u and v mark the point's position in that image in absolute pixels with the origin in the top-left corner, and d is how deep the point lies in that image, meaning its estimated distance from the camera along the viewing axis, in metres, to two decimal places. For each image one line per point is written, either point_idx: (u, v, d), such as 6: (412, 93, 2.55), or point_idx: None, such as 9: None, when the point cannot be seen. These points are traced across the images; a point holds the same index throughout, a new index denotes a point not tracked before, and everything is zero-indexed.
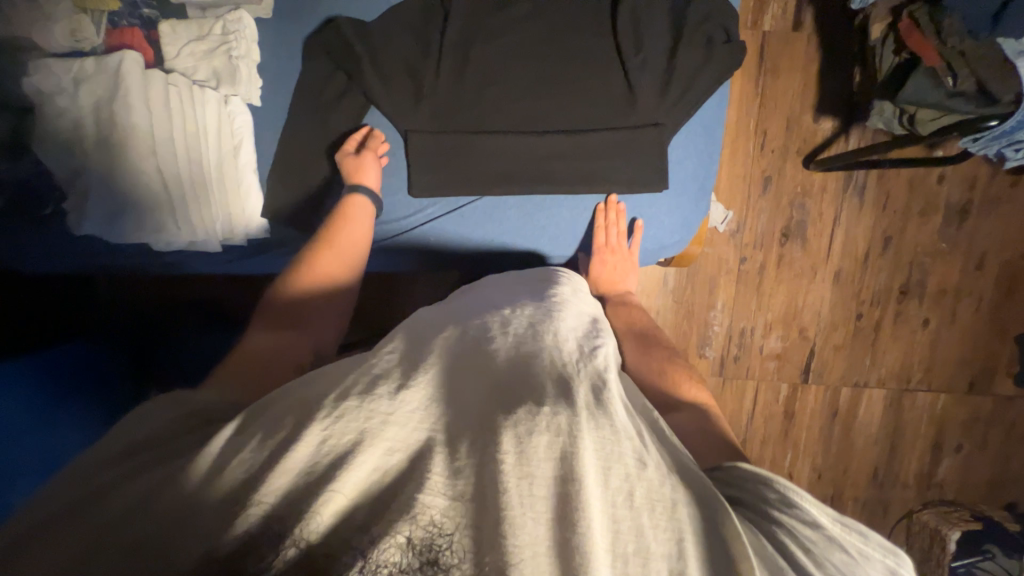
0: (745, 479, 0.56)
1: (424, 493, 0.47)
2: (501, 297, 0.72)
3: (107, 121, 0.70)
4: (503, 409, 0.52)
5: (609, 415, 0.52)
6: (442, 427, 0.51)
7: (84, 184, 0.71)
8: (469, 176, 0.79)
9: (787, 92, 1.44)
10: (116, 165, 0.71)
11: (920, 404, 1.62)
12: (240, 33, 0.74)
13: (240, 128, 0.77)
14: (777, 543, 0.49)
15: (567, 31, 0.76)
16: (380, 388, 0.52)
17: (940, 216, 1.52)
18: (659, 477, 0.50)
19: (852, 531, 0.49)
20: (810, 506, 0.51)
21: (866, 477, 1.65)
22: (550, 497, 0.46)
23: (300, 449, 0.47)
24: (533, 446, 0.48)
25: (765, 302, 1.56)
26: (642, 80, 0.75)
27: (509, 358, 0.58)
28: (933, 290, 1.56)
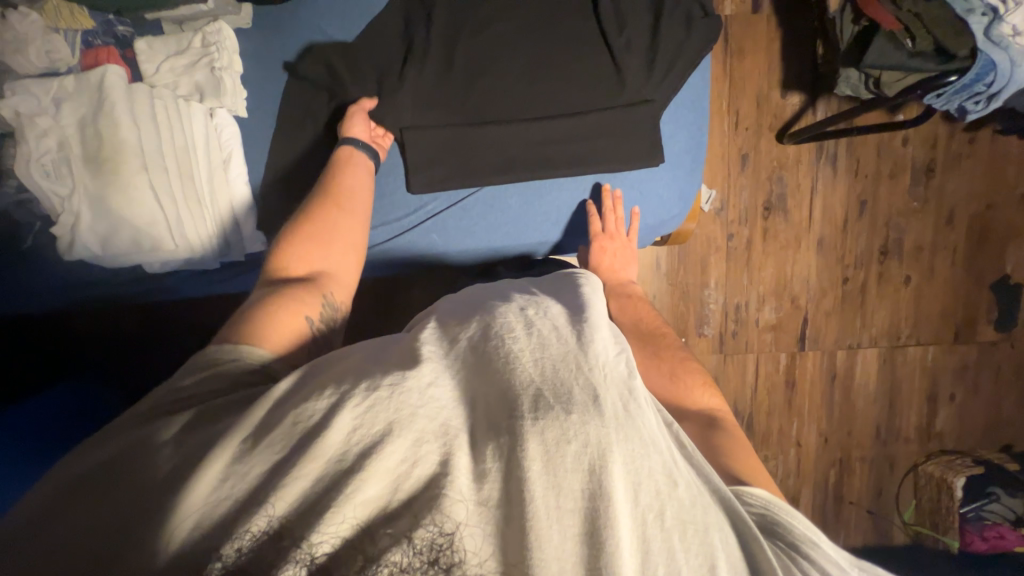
0: (760, 508, 0.55)
1: (445, 501, 0.44)
2: (525, 285, 0.68)
3: (95, 138, 0.69)
4: (529, 411, 0.48)
5: (639, 426, 0.49)
6: (465, 428, 0.48)
7: (72, 206, 0.69)
8: (468, 167, 0.79)
9: (754, 71, 1.50)
10: (105, 184, 0.69)
11: (911, 358, 1.68)
12: (220, 44, 0.72)
13: (229, 140, 0.76)
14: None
15: (550, 18, 0.78)
16: (410, 380, 0.50)
17: (909, 177, 1.59)
18: (691, 497, 0.47)
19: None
20: (830, 548, 0.52)
21: (870, 436, 1.69)
22: (578, 512, 0.44)
23: (332, 435, 0.47)
24: (562, 453, 0.45)
25: (755, 275, 1.60)
26: (628, 59, 0.77)
27: (535, 360, 0.51)
28: (910, 248, 1.63)
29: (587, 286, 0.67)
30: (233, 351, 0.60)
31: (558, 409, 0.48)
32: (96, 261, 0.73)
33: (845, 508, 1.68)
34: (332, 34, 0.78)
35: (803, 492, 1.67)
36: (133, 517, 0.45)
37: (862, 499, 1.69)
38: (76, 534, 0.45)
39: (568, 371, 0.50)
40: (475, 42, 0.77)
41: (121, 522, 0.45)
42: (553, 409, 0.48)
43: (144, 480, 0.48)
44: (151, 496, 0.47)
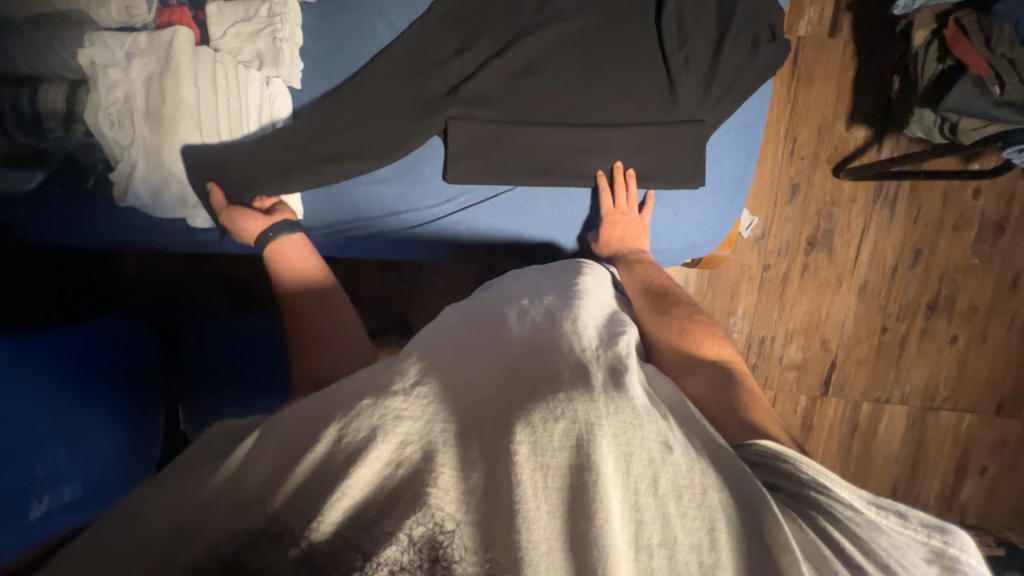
0: (764, 459, 0.54)
1: (434, 489, 0.47)
2: (525, 292, 0.72)
3: (158, 96, 0.73)
4: (517, 400, 0.52)
5: (628, 398, 0.52)
6: (455, 424, 0.51)
7: (131, 156, 0.75)
8: (506, 166, 0.79)
9: (820, 99, 1.43)
10: (163, 139, 0.75)
11: (944, 422, 1.58)
12: (285, 17, 0.74)
13: (279, 111, 0.78)
14: (819, 529, 0.47)
15: (612, 25, 0.76)
16: (395, 387, 0.53)
17: (974, 232, 1.48)
18: (686, 463, 0.49)
19: (887, 515, 0.48)
20: (841, 489, 0.49)
21: (885, 494, 1.62)
22: (565, 488, 0.47)
23: (319, 446, 0.49)
24: (547, 439, 0.48)
25: (787, 310, 1.54)
26: (684, 77, 0.75)
27: (526, 347, 0.59)
28: (963, 307, 1.52)
29: (582, 288, 0.72)
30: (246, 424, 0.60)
31: (546, 394, 0.52)
32: (144, 209, 0.80)
33: None
34: (391, 17, 0.79)
35: None
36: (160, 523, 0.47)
37: None
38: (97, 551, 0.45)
39: (558, 367, 0.56)
40: (530, 39, 0.76)
41: (147, 535, 0.46)
42: (539, 398, 0.52)
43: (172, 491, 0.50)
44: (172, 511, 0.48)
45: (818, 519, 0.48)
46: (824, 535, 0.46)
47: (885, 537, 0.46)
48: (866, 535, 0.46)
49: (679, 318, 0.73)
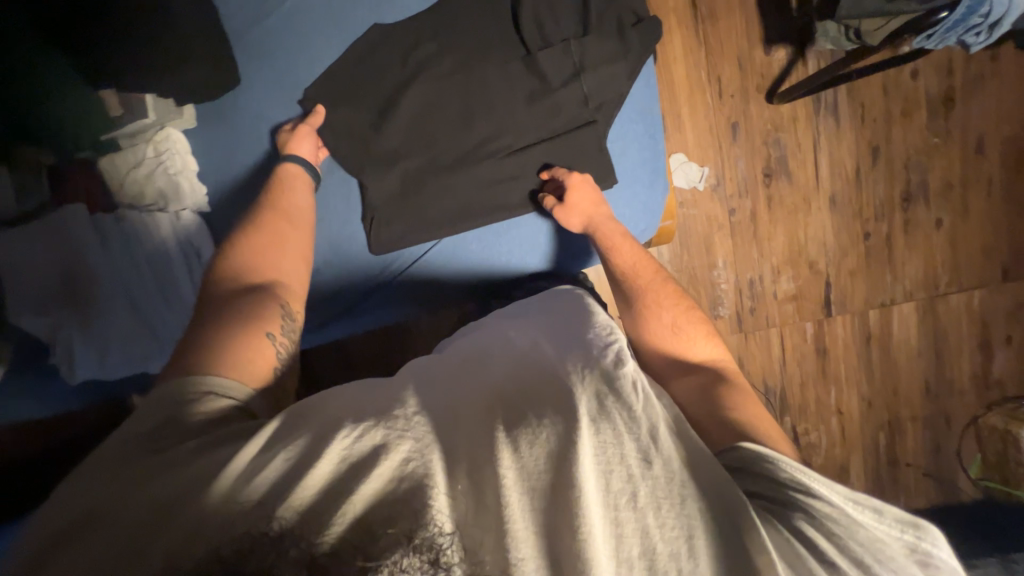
0: (752, 465, 0.54)
1: (429, 502, 0.46)
2: (512, 320, 0.74)
3: (73, 270, 0.73)
4: (503, 423, 0.52)
5: (613, 418, 0.52)
6: (446, 446, 0.51)
7: (65, 337, 0.73)
8: (423, 223, 0.80)
9: (730, 33, 1.41)
10: (92, 312, 0.74)
11: (955, 305, 1.55)
12: (172, 150, 0.78)
13: (197, 236, 0.80)
14: (800, 534, 0.48)
15: (479, 57, 0.77)
16: (396, 411, 0.53)
17: (925, 111, 1.44)
18: (665, 476, 0.49)
19: (864, 510, 0.49)
20: (820, 487, 0.50)
21: (919, 392, 1.60)
22: (552, 508, 0.47)
23: (321, 467, 0.48)
24: (529, 458, 0.49)
25: (765, 246, 1.52)
26: (565, 86, 0.76)
27: (513, 372, 0.60)
28: (938, 188, 1.49)
29: (575, 306, 0.73)
30: (202, 393, 0.56)
31: (531, 416, 0.52)
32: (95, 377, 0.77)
33: (901, 470, 1.62)
34: (275, 117, 0.81)
35: (853, 461, 1.61)
36: (167, 526, 0.46)
37: (919, 458, 1.61)
38: (106, 555, 0.45)
39: (546, 387, 0.56)
40: (410, 93, 0.77)
41: (149, 515, 0.47)
42: (525, 419, 0.52)
43: (169, 482, 0.48)
44: (162, 501, 0.47)
45: (795, 522, 0.49)
46: (798, 534, 0.48)
47: (858, 531, 0.48)
48: (846, 538, 0.48)
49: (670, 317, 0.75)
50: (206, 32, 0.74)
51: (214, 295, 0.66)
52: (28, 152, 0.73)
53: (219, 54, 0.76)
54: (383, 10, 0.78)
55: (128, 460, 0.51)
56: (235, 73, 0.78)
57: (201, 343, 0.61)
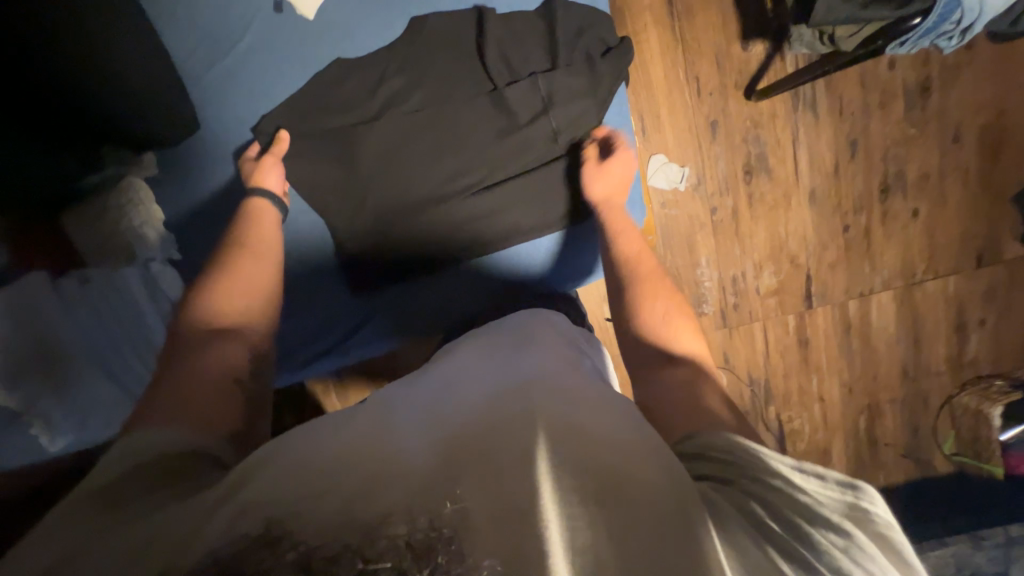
0: (700, 451, 0.52)
1: (390, 510, 0.41)
2: (474, 346, 0.72)
3: (46, 346, 0.75)
4: (460, 432, 0.49)
5: (570, 416, 0.50)
6: (402, 460, 0.46)
7: (42, 411, 0.75)
8: (405, 260, 0.83)
9: (707, 29, 1.38)
10: (67, 384, 0.76)
11: (931, 291, 1.59)
12: (136, 201, 0.80)
13: (168, 287, 0.81)
14: (752, 514, 0.45)
15: (451, 100, 0.80)
16: (348, 439, 0.50)
17: (901, 103, 1.45)
18: (634, 460, 0.46)
19: (809, 477, 0.47)
20: (764, 458, 0.48)
21: (897, 376, 1.65)
22: (522, 498, 0.41)
23: (271, 494, 0.44)
24: (492, 463, 0.44)
25: (747, 243, 1.53)
26: (532, 123, 0.81)
27: (472, 389, 0.57)
28: (914, 178, 1.50)
29: (535, 323, 0.73)
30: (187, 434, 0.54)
31: (490, 421, 0.49)
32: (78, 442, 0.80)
33: (881, 450, 1.68)
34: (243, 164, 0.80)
35: (835, 443, 1.68)
36: (165, 541, 0.41)
37: (897, 438, 1.68)
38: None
39: (510, 394, 0.53)
40: (377, 127, 0.79)
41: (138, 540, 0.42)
42: (482, 425, 0.49)
43: (164, 515, 0.44)
44: (158, 526, 0.43)
45: (746, 500, 0.46)
46: (753, 515, 0.45)
47: (810, 499, 0.45)
48: (801, 507, 0.44)
49: (660, 304, 0.75)
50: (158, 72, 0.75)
51: (183, 329, 0.67)
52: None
53: (178, 105, 0.77)
54: (345, 47, 0.80)
55: (115, 494, 0.47)
56: (194, 117, 0.79)
57: (176, 368, 0.62)
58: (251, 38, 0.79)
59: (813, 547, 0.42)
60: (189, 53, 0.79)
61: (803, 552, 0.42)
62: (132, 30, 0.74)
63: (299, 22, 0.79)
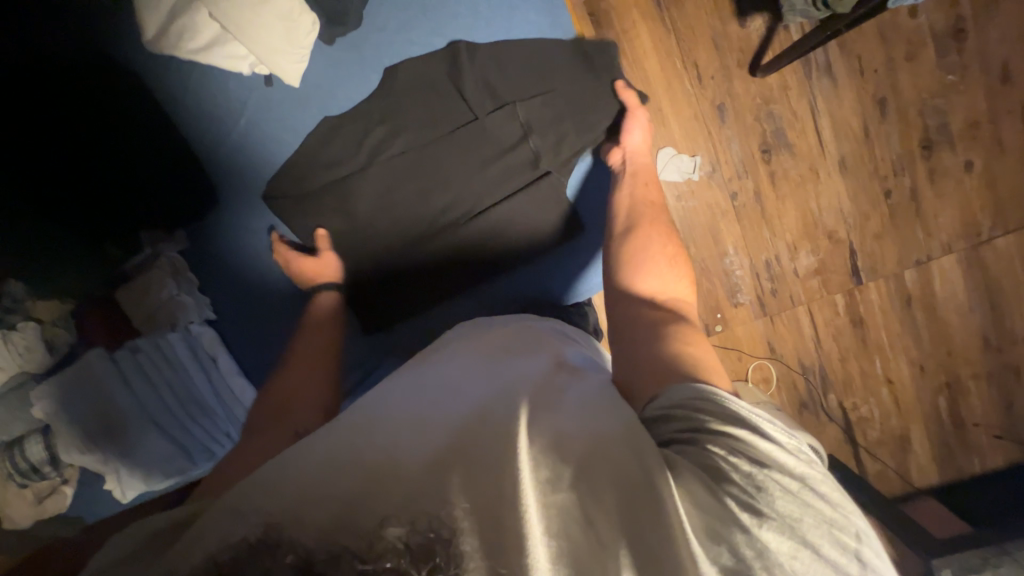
0: (671, 405, 0.54)
1: (383, 510, 0.43)
2: (454, 351, 0.73)
3: (108, 413, 0.81)
4: (447, 440, 0.51)
5: (548, 421, 0.52)
6: (389, 466, 0.48)
7: (112, 470, 0.81)
8: (415, 292, 0.89)
9: (698, 15, 1.34)
10: (128, 444, 0.82)
11: (1004, 249, 1.42)
12: (178, 269, 0.89)
13: (211, 343, 0.89)
14: (713, 463, 0.48)
15: (435, 139, 0.85)
16: (339, 448, 0.51)
17: (932, 50, 1.32)
18: (606, 461, 0.48)
19: (765, 419, 0.52)
20: (732, 403, 0.52)
21: (977, 347, 1.47)
22: (503, 501, 0.43)
23: (269, 504, 0.45)
24: (475, 467, 0.46)
25: (777, 225, 1.45)
26: (514, 148, 0.86)
27: (455, 398, 0.59)
28: (961, 128, 1.36)
29: (514, 335, 0.76)
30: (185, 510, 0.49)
31: (475, 430, 0.51)
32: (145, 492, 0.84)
33: (970, 432, 1.50)
34: (261, 223, 0.90)
35: (913, 429, 1.51)
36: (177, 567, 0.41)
37: (987, 417, 1.49)
38: None
39: (494, 403, 0.56)
40: (370, 175, 0.85)
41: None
42: (468, 434, 0.51)
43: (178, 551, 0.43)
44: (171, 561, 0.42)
45: (708, 450, 0.49)
46: (712, 466, 0.48)
47: (766, 446, 0.48)
48: (758, 450, 0.48)
49: (652, 255, 0.79)
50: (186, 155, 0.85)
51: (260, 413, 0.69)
52: (42, 304, 0.81)
53: (202, 180, 0.87)
54: (331, 104, 0.87)
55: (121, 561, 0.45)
56: (214, 190, 0.89)
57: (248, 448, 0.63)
58: (250, 113, 0.87)
59: (763, 492, 0.46)
60: (198, 133, 0.86)
61: (757, 497, 0.45)
62: (156, 119, 0.83)
63: (287, 88, 0.86)
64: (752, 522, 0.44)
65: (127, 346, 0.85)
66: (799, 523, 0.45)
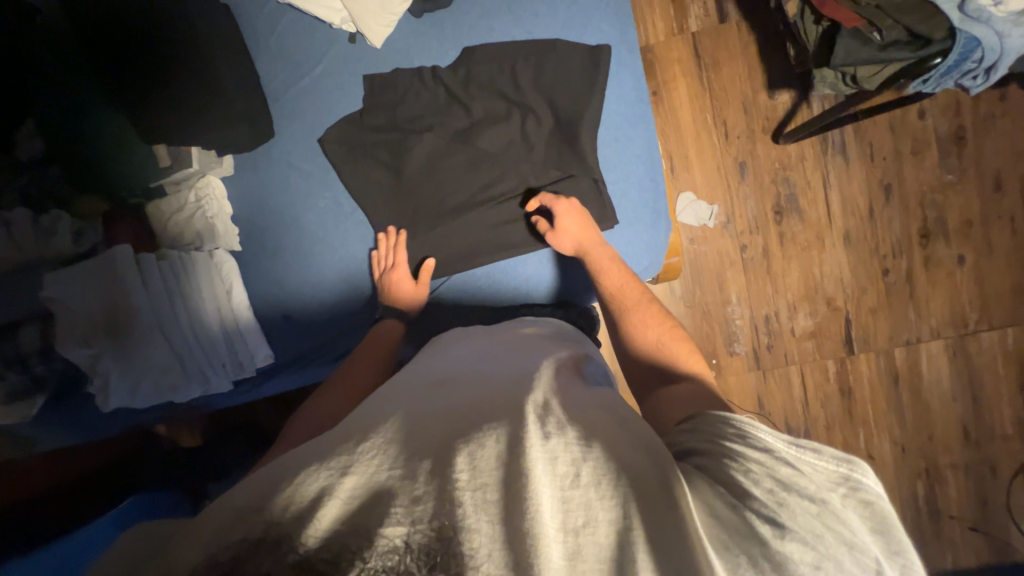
0: (699, 428, 0.51)
1: (388, 511, 0.41)
2: (468, 352, 0.72)
3: (119, 316, 0.81)
4: (457, 434, 0.48)
5: (555, 413, 0.49)
6: (399, 461, 0.46)
7: (105, 370, 0.80)
8: (443, 256, 0.93)
9: (734, 80, 1.47)
10: (130, 350, 0.82)
11: (988, 345, 1.49)
12: (211, 196, 0.90)
13: (228, 272, 0.90)
14: (730, 479, 0.43)
15: (490, 123, 0.91)
16: (348, 440, 0.48)
17: (935, 150, 1.46)
18: (612, 456, 0.45)
19: (804, 451, 0.44)
20: (762, 433, 0.46)
21: (957, 437, 1.50)
22: (505, 499, 0.41)
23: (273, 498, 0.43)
24: (482, 458, 0.44)
25: (780, 283, 1.51)
26: (561, 144, 0.92)
27: (468, 394, 0.57)
28: (956, 225, 1.47)
29: (527, 337, 0.76)
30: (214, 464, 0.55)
31: (483, 422, 0.49)
32: (129, 402, 0.83)
33: (945, 522, 1.50)
34: (302, 164, 0.92)
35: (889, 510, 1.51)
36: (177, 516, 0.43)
37: (962, 510, 1.49)
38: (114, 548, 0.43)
39: (505, 400, 0.53)
40: (424, 140, 0.91)
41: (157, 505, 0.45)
42: (476, 426, 0.48)
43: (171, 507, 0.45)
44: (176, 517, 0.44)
45: (725, 464, 0.45)
46: (727, 481, 0.43)
47: (790, 472, 0.43)
48: (787, 476, 0.42)
49: (644, 323, 0.82)
50: (229, 76, 0.87)
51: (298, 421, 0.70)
52: (86, 202, 0.86)
53: (258, 115, 0.90)
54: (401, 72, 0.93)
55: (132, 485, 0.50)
56: (271, 124, 0.92)
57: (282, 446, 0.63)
58: (325, 65, 0.93)
59: (786, 508, 0.40)
60: (272, 76, 0.93)
61: (780, 512, 0.40)
62: (234, 56, 0.88)
63: (365, 51, 0.93)
64: (773, 535, 0.39)
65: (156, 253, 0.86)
66: (821, 540, 0.39)
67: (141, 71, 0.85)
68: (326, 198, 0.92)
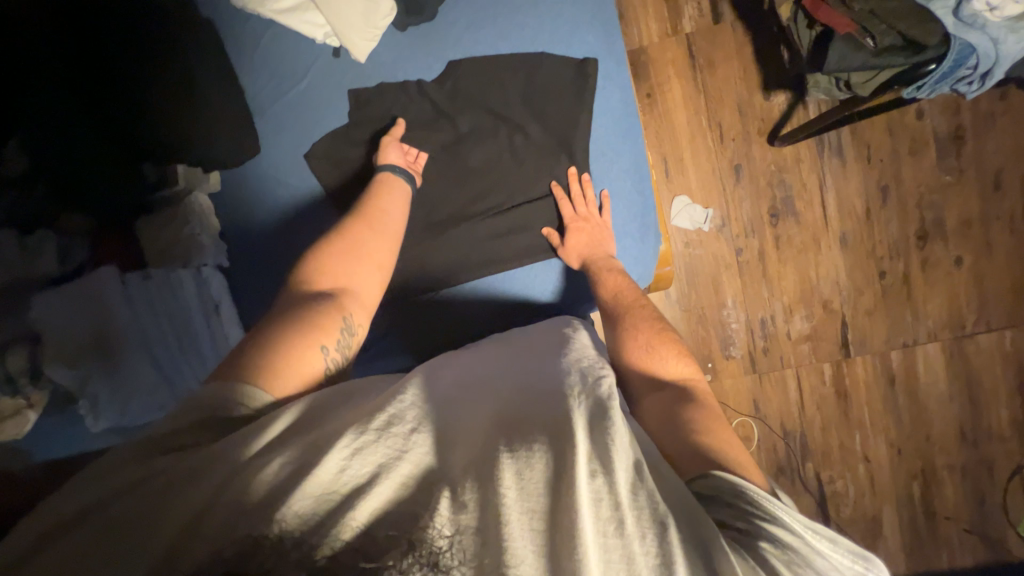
0: (722, 493, 0.52)
1: (432, 514, 0.46)
2: (520, 338, 0.72)
3: (106, 333, 0.82)
4: (505, 441, 0.50)
5: (609, 430, 0.50)
6: (448, 466, 0.49)
7: (92, 388, 0.80)
8: (433, 269, 0.92)
9: (729, 81, 1.45)
10: (118, 367, 0.82)
11: (985, 346, 1.48)
12: (197, 211, 0.90)
13: (217, 288, 0.91)
14: (768, 565, 0.45)
15: (479, 136, 0.91)
16: (398, 426, 0.51)
17: (933, 151, 1.44)
18: (655, 499, 0.46)
19: (820, 538, 0.49)
20: (784, 514, 0.49)
21: (953, 438, 1.50)
22: (545, 523, 0.45)
23: (323, 471, 0.47)
24: (529, 479, 0.47)
25: (775, 286, 1.50)
26: (550, 156, 0.92)
27: (521, 392, 0.57)
28: (955, 226, 1.45)
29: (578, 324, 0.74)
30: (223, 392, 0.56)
31: (535, 433, 0.51)
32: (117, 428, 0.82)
33: (940, 523, 1.50)
34: (290, 179, 0.92)
35: (885, 512, 1.51)
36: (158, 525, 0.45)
37: (958, 510, 1.49)
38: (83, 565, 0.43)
39: (552, 403, 0.54)
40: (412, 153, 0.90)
41: (127, 520, 0.45)
42: (526, 437, 0.50)
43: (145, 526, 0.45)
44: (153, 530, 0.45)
45: (761, 546, 0.47)
46: (766, 564, 0.46)
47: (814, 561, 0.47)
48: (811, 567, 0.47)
49: (639, 327, 0.79)
50: (218, 93, 0.88)
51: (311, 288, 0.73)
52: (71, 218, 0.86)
53: (247, 131, 0.90)
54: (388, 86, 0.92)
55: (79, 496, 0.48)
56: (259, 139, 0.92)
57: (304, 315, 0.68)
58: (311, 78, 0.92)
59: None
60: (257, 90, 0.92)
61: None
62: (226, 73, 0.89)
63: (352, 64, 0.92)
64: None
65: (143, 273, 0.88)
66: None
67: (137, 87, 0.86)
68: (314, 213, 0.92)
